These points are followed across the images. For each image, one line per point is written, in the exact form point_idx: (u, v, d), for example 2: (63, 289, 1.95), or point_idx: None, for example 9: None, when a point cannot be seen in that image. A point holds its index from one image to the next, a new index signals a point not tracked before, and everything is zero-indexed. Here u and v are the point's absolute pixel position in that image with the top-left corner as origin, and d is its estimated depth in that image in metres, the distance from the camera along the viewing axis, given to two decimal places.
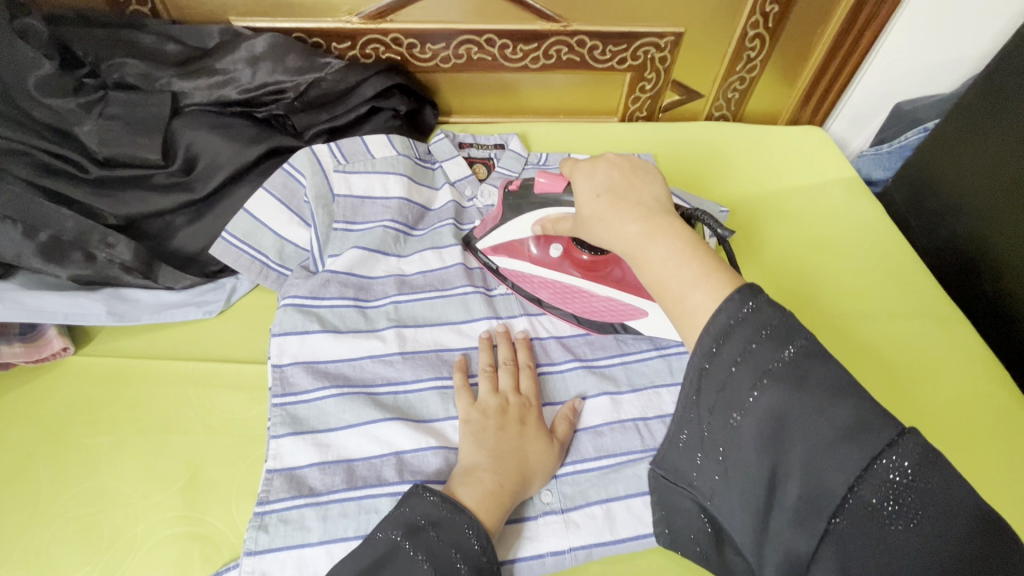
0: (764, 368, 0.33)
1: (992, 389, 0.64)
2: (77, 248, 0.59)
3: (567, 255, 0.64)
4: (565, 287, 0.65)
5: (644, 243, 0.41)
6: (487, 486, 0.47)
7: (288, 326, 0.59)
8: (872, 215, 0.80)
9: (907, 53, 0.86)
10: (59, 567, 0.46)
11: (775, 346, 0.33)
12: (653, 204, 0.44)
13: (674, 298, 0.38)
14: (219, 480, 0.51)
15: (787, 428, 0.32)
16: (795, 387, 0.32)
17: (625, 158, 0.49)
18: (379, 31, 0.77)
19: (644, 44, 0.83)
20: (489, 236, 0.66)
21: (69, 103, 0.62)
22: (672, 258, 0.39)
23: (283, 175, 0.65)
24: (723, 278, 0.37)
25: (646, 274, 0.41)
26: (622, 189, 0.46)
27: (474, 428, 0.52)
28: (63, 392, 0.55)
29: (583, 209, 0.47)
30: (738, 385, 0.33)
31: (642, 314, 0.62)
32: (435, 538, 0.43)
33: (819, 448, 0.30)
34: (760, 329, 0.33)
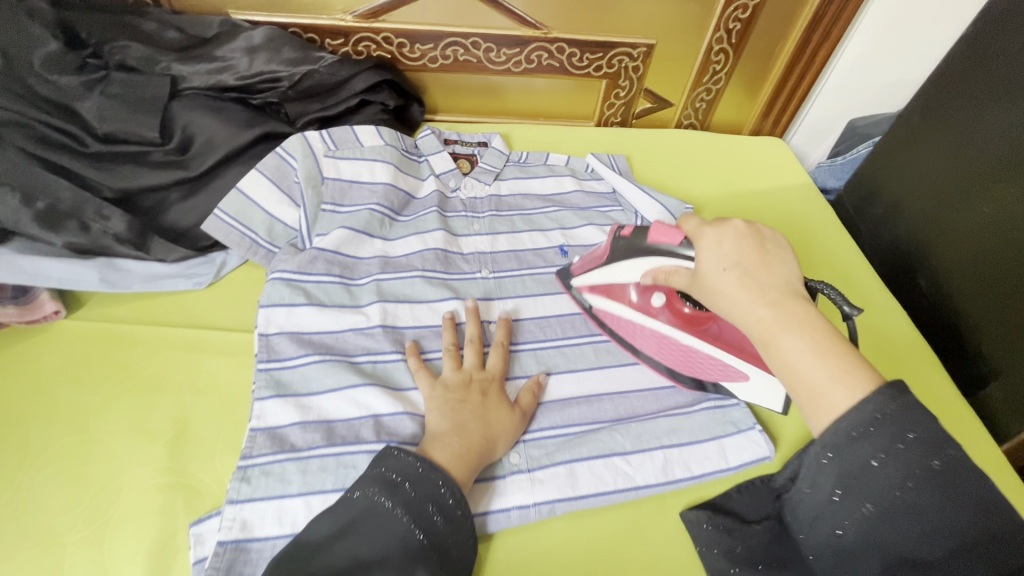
0: (914, 469, 0.37)
1: (926, 372, 0.70)
2: (73, 218, 0.61)
3: (669, 306, 0.62)
4: (666, 340, 0.63)
5: (781, 332, 0.42)
6: (458, 449, 0.50)
7: (275, 298, 0.62)
8: (825, 219, 0.87)
9: (857, 73, 0.94)
10: (46, 513, 0.48)
11: (926, 454, 0.37)
12: (783, 286, 0.46)
13: (811, 391, 0.40)
14: (205, 435, 0.54)
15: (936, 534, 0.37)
16: (938, 488, 0.37)
17: (752, 227, 0.50)
18: (371, 30, 0.82)
19: (619, 54, 0.89)
20: (587, 274, 0.65)
21: (73, 81, 0.65)
22: (805, 348, 0.41)
23: (276, 158, 0.69)
24: (862, 379, 0.39)
25: (778, 362, 0.43)
26: (751, 264, 0.47)
27: (442, 402, 0.55)
28: (54, 353, 0.58)
29: (708, 279, 0.48)
30: (878, 478, 0.37)
31: (745, 378, 0.59)
32: (413, 495, 0.46)
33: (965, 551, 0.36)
34: (906, 432, 0.37)
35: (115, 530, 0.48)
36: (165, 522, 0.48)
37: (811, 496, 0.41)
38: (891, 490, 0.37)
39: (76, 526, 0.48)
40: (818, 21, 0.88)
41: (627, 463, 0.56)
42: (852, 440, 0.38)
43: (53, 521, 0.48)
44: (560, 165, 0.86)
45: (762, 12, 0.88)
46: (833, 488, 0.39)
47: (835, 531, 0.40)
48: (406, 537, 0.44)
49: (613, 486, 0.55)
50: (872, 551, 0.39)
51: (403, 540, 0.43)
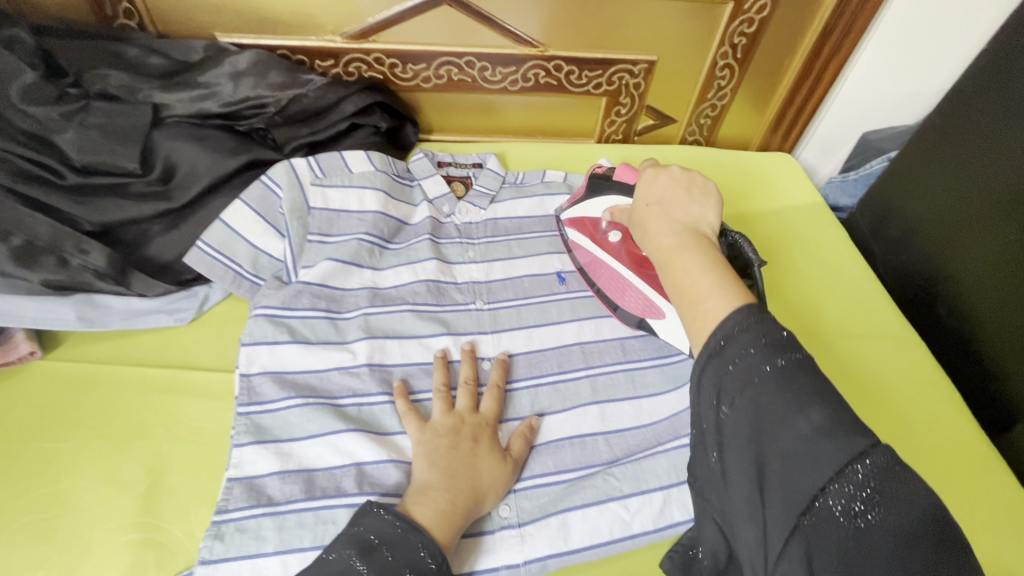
0: (762, 369, 0.38)
1: (945, 406, 0.66)
2: (50, 254, 0.60)
3: (625, 243, 0.68)
4: (612, 271, 0.68)
5: (679, 254, 0.47)
6: (442, 506, 0.47)
7: (258, 337, 0.59)
8: (835, 241, 0.83)
9: (870, 86, 0.90)
10: (11, 573, 0.46)
11: (771, 354, 0.38)
12: (693, 220, 0.51)
13: (692, 300, 0.44)
14: (180, 486, 0.51)
15: (788, 442, 0.36)
16: (785, 388, 0.37)
17: (687, 173, 0.55)
18: (362, 50, 0.79)
19: (618, 71, 0.86)
20: (572, 207, 0.71)
21: (51, 112, 0.62)
22: (695, 266, 0.45)
23: (261, 188, 0.67)
24: (734, 292, 0.43)
25: (672, 280, 0.47)
26: (671, 202, 0.53)
27: (427, 450, 0.52)
28: (27, 397, 0.55)
29: (636, 211, 0.54)
30: (734, 382, 0.39)
31: (661, 317, 0.64)
32: (391, 560, 0.43)
33: (817, 458, 0.35)
34: (761, 338, 0.39)
35: None
36: None
37: (694, 433, 0.42)
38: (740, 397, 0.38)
39: None
40: (827, 35, 0.85)
41: (624, 508, 0.53)
42: (721, 347, 0.40)
43: None
44: (558, 186, 0.83)
45: (769, 25, 0.84)
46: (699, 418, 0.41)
47: (712, 461, 0.40)
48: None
49: (609, 537, 0.52)
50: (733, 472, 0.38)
51: None
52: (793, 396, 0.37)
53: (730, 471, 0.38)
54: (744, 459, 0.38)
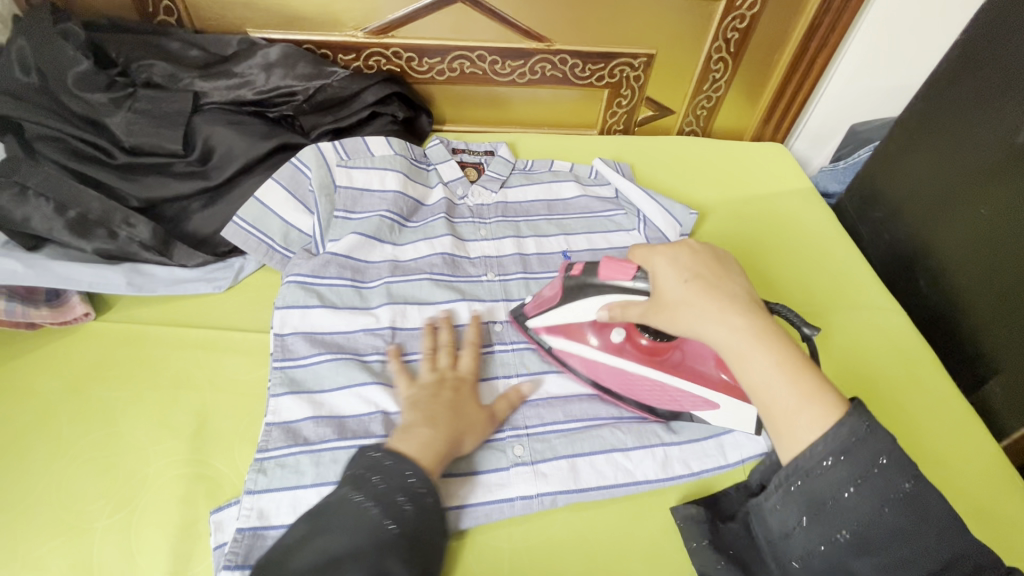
0: (888, 494, 0.41)
1: (949, 396, 0.69)
2: (103, 226, 0.65)
3: (629, 340, 0.62)
4: (632, 376, 0.62)
5: (752, 349, 0.45)
6: (425, 439, 0.51)
7: (290, 300, 0.65)
8: (825, 223, 0.88)
9: (856, 80, 0.96)
10: (77, 501, 0.51)
11: (898, 477, 0.41)
12: (745, 299, 0.49)
13: (787, 412, 0.43)
14: (224, 429, 0.57)
15: (905, 550, 0.41)
16: (910, 510, 0.41)
17: (707, 246, 0.54)
18: (381, 45, 0.86)
19: (620, 64, 0.92)
20: (546, 314, 0.64)
21: (102, 98, 0.69)
22: (777, 368, 0.44)
23: (292, 168, 0.73)
24: (830, 398, 0.43)
25: (751, 381, 0.45)
26: (710, 279, 0.50)
27: (411, 401, 0.55)
28: (84, 351, 0.61)
29: (670, 295, 0.50)
30: (861, 504, 0.41)
31: (715, 407, 0.59)
32: (383, 487, 0.46)
33: (929, 568, 0.41)
34: (880, 459, 0.41)
35: (141, 517, 0.50)
36: (187, 511, 0.51)
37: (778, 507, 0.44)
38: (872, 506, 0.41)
39: (104, 513, 0.50)
40: (814, 31, 0.90)
41: (628, 460, 0.58)
42: (827, 466, 0.41)
43: (84, 509, 0.50)
44: (564, 171, 0.89)
45: (760, 22, 0.90)
46: (802, 507, 0.42)
47: (807, 540, 0.42)
48: (377, 530, 0.43)
49: (613, 480, 0.57)
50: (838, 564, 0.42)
51: (373, 531, 0.43)
52: (920, 519, 0.41)
53: (833, 560, 0.42)
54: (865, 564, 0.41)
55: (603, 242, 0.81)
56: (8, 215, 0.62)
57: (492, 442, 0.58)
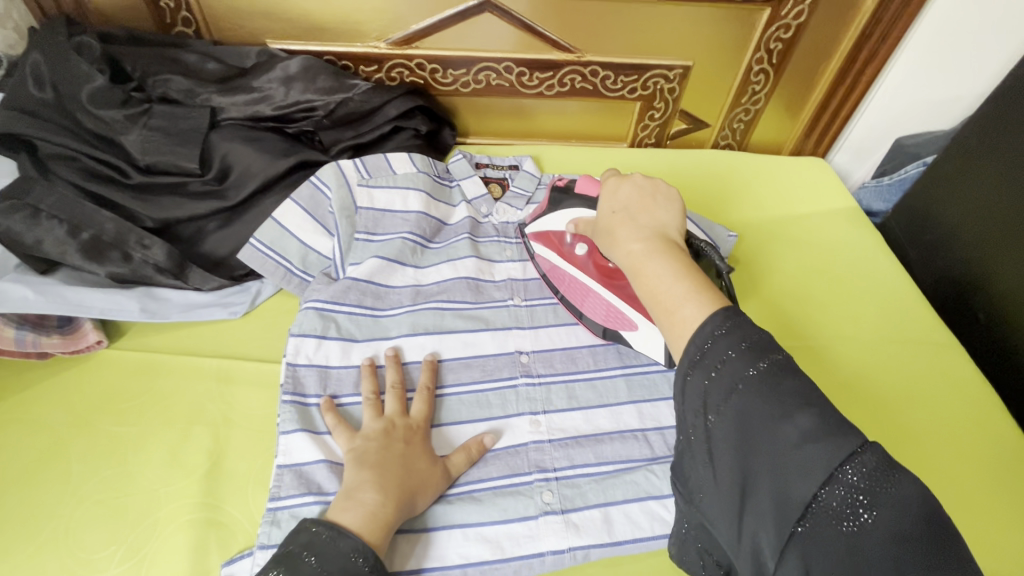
0: (740, 377, 0.37)
1: (985, 427, 0.65)
2: (116, 249, 0.63)
3: (591, 255, 0.66)
4: (582, 287, 0.66)
5: (647, 259, 0.45)
6: (371, 508, 0.46)
7: (307, 328, 0.61)
8: (870, 245, 0.83)
9: (905, 92, 0.90)
10: (85, 547, 0.48)
11: (753, 359, 0.37)
12: (659, 225, 0.49)
13: (666, 309, 0.43)
14: (238, 469, 0.54)
15: (768, 445, 0.35)
16: (767, 392, 0.36)
17: (652, 180, 0.54)
18: (404, 56, 0.82)
19: (654, 76, 0.87)
20: (536, 221, 0.70)
21: (116, 114, 0.66)
22: (667, 273, 0.44)
23: (311, 187, 0.69)
24: (711, 298, 0.42)
25: (644, 287, 0.45)
26: (633, 207, 0.51)
27: (357, 456, 0.50)
28: (96, 381, 0.58)
29: (599, 220, 0.53)
30: (719, 388, 0.37)
31: (633, 328, 0.62)
32: (318, 570, 0.41)
33: (783, 452, 0.34)
34: (740, 342, 0.38)
35: (149, 566, 0.48)
36: (198, 560, 0.48)
37: (681, 440, 0.40)
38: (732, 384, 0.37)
39: (114, 561, 0.48)
40: (866, 39, 0.85)
41: (665, 508, 0.54)
42: (711, 379, 0.38)
43: (92, 556, 0.48)
44: None
45: (805, 32, 0.85)
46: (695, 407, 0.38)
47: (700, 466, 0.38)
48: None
49: (649, 533, 0.53)
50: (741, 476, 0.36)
51: None
52: (779, 402, 0.35)
53: (724, 479, 0.37)
54: (733, 468, 0.36)
55: None
56: (19, 239, 0.60)
57: (518, 488, 0.54)
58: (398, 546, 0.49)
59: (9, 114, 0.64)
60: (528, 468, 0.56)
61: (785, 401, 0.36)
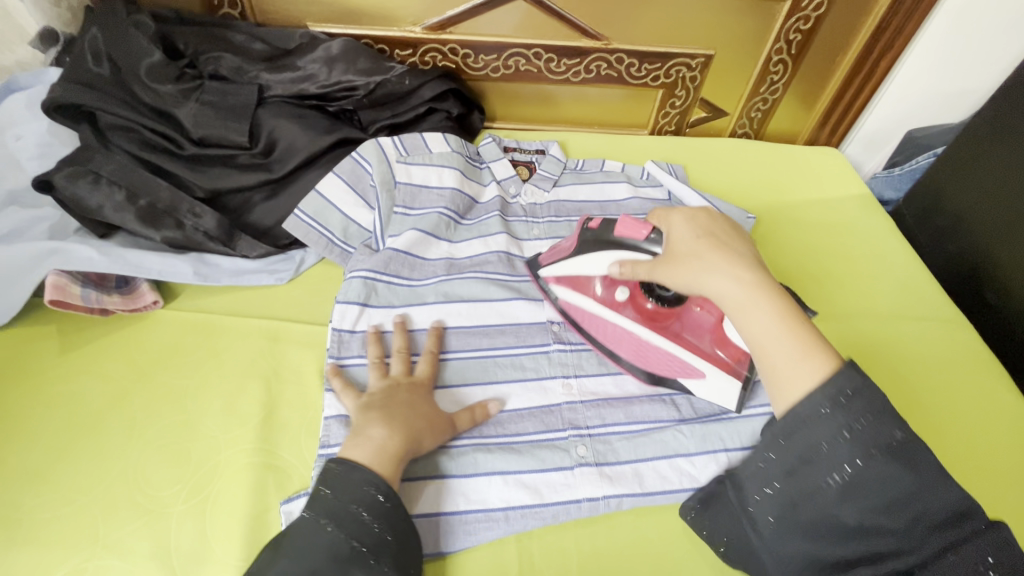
0: (874, 444, 0.44)
1: (991, 396, 0.69)
2: (170, 215, 0.66)
3: (633, 300, 0.63)
4: (629, 334, 0.63)
5: (755, 304, 0.51)
6: (378, 444, 0.49)
7: (351, 295, 0.65)
8: (883, 230, 0.86)
9: (920, 84, 0.93)
10: (153, 485, 0.52)
11: (892, 429, 0.44)
12: (750, 264, 0.55)
13: (783, 355, 0.48)
14: (292, 419, 0.57)
15: (891, 500, 0.43)
16: (897, 458, 0.44)
17: (721, 215, 0.60)
18: (438, 40, 0.85)
19: (677, 64, 0.91)
20: (554, 265, 0.66)
21: (171, 89, 0.70)
22: (777, 320, 0.50)
23: (352, 162, 0.73)
24: (824, 349, 0.48)
25: (755, 330, 0.51)
26: (719, 239, 0.56)
27: (363, 405, 0.53)
28: (154, 338, 0.62)
29: (681, 247, 0.56)
30: (850, 444, 0.44)
31: (700, 376, 0.61)
32: (333, 500, 0.46)
33: (896, 511, 0.43)
34: (867, 409, 0.45)
35: (214, 504, 0.51)
36: (259, 499, 0.52)
37: (774, 462, 0.47)
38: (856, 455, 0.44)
39: (180, 498, 0.51)
40: (881, 31, 0.88)
41: (691, 465, 0.57)
42: (826, 419, 0.45)
43: (159, 493, 0.51)
44: (616, 172, 0.88)
45: (823, 25, 0.89)
46: (793, 457, 0.46)
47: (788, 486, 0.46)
48: (336, 544, 0.44)
49: (678, 486, 0.56)
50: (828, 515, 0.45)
51: (332, 550, 0.44)
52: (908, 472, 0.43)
53: (826, 513, 0.45)
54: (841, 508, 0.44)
55: None
56: (83, 202, 0.64)
57: (554, 442, 0.58)
58: (438, 492, 0.53)
59: (71, 86, 0.67)
60: (563, 424, 0.59)
61: (915, 470, 0.43)
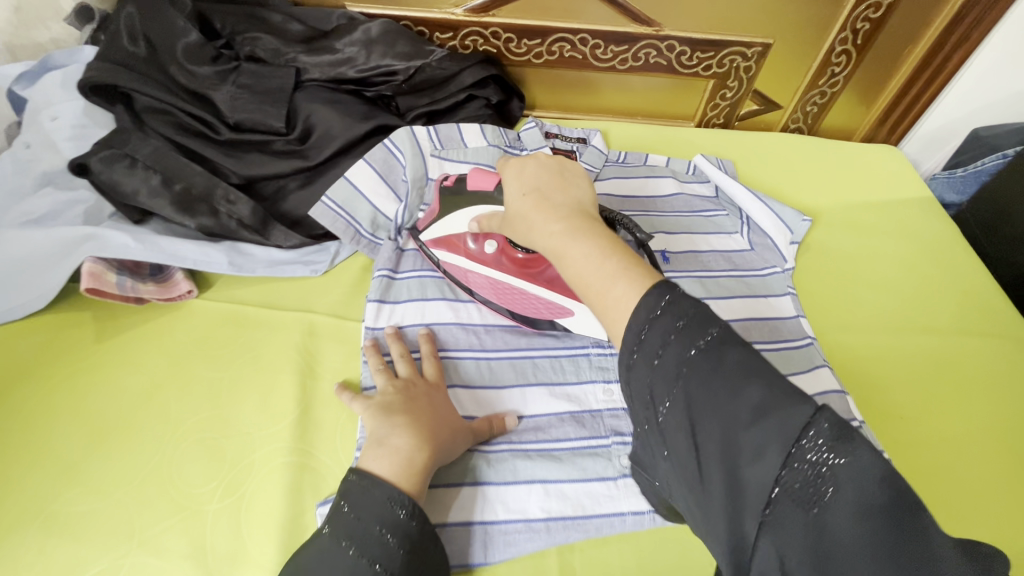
0: (687, 353, 0.34)
1: None
2: (205, 202, 0.64)
3: (502, 252, 0.62)
4: (498, 285, 0.63)
5: (565, 242, 0.43)
6: (405, 454, 0.47)
7: (382, 295, 0.63)
8: (947, 235, 0.81)
9: (993, 79, 0.87)
10: (187, 481, 0.51)
11: (695, 333, 0.34)
12: (571, 206, 0.47)
13: (596, 290, 0.40)
14: (326, 419, 0.55)
15: (713, 423, 0.32)
16: (707, 367, 0.33)
17: (555, 159, 0.52)
18: (480, 24, 0.82)
19: (731, 53, 0.85)
20: (428, 228, 0.65)
21: (208, 71, 0.68)
22: (591, 254, 0.42)
23: (385, 152, 0.70)
24: (639, 271, 0.40)
25: (567, 271, 0.43)
26: (547, 192, 0.48)
27: (383, 405, 0.51)
28: (189, 328, 0.61)
29: (511, 208, 0.49)
30: (664, 372, 0.34)
31: (570, 313, 0.61)
32: (354, 520, 0.43)
33: (733, 430, 0.31)
34: (676, 320, 0.35)
35: (249, 505, 0.50)
36: (293, 500, 0.50)
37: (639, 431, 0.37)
38: (668, 387, 0.34)
39: (214, 497, 0.50)
40: (959, 19, 0.81)
41: None
42: (640, 344, 0.36)
43: (193, 490, 0.50)
44: (660, 166, 0.83)
45: (893, 14, 0.83)
46: (642, 398, 0.36)
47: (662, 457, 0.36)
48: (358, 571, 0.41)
49: None
50: (686, 471, 0.33)
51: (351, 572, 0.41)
52: (721, 378, 0.32)
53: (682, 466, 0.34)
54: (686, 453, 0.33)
55: (701, 244, 0.76)
56: (120, 187, 0.62)
57: (596, 450, 0.55)
58: (477, 499, 0.51)
59: (107, 66, 0.66)
60: (605, 431, 0.57)
61: (724, 373, 0.32)
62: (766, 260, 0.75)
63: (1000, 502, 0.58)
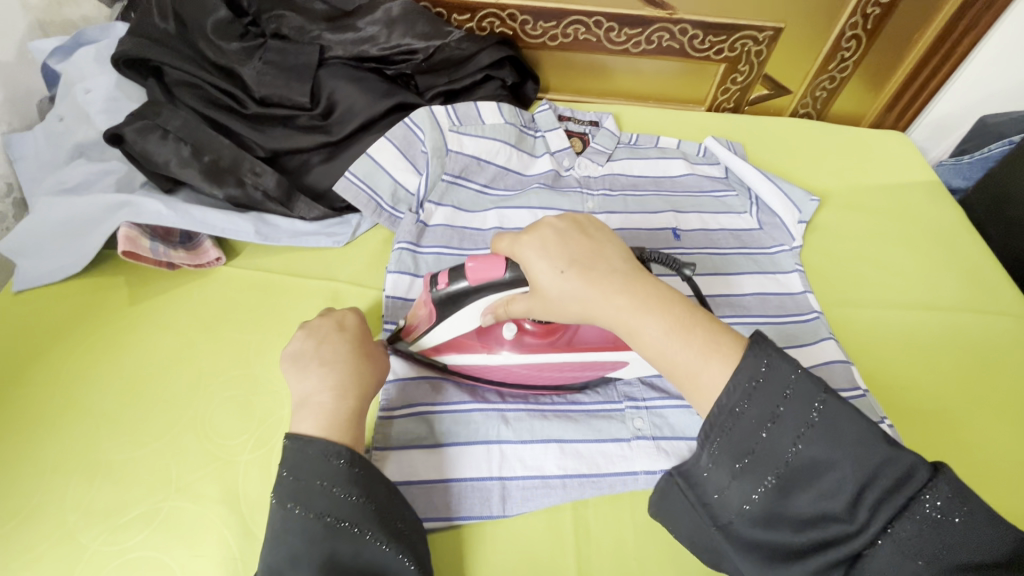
0: (804, 423, 0.37)
1: None
2: (232, 174, 0.66)
3: (522, 334, 0.56)
4: (533, 367, 0.57)
5: (642, 317, 0.42)
6: (329, 408, 0.47)
7: (402, 266, 0.65)
8: (952, 219, 0.83)
9: (1001, 66, 0.88)
10: (221, 434, 0.53)
11: (808, 404, 0.37)
12: (627, 270, 0.44)
13: (687, 370, 0.41)
14: None
15: (829, 482, 0.36)
16: (826, 436, 0.37)
17: (565, 215, 0.48)
18: (498, 5, 0.84)
19: (743, 37, 0.87)
20: (428, 335, 0.56)
21: (235, 47, 0.71)
22: (670, 331, 0.42)
23: (404, 128, 0.72)
24: (728, 348, 0.41)
25: (647, 349, 0.43)
26: (586, 259, 0.44)
27: (298, 366, 0.51)
28: (217, 293, 0.63)
29: (546, 285, 0.45)
30: (782, 437, 0.37)
31: (625, 364, 0.57)
32: (294, 481, 0.43)
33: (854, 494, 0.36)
34: (785, 390, 0.38)
35: (279, 456, 0.52)
36: None
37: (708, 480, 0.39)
38: (792, 443, 0.37)
39: (246, 449, 0.53)
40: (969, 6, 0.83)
41: None
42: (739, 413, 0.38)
43: (226, 443, 0.53)
44: (671, 149, 0.85)
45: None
46: (735, 456, 0.38)
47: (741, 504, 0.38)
48: (312, 526, 0.41)
49: None
50: (781, 514, 0.37)
51: (308, 532, 0.41)
52: (843, 448, 0.36)
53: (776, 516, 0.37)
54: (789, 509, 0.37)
55: (710, 224, 0.78)
56: (151, 157, 0.65)
57: (610, 413, 0.58)
58: (494, 457, 0.54)
59: (139, 41, 0.69)
60: (619, 397, 0.59)
61: (845, 442, 0.37)
62: (773, 239, 0.77)
63: (999, 470, 0.60)
